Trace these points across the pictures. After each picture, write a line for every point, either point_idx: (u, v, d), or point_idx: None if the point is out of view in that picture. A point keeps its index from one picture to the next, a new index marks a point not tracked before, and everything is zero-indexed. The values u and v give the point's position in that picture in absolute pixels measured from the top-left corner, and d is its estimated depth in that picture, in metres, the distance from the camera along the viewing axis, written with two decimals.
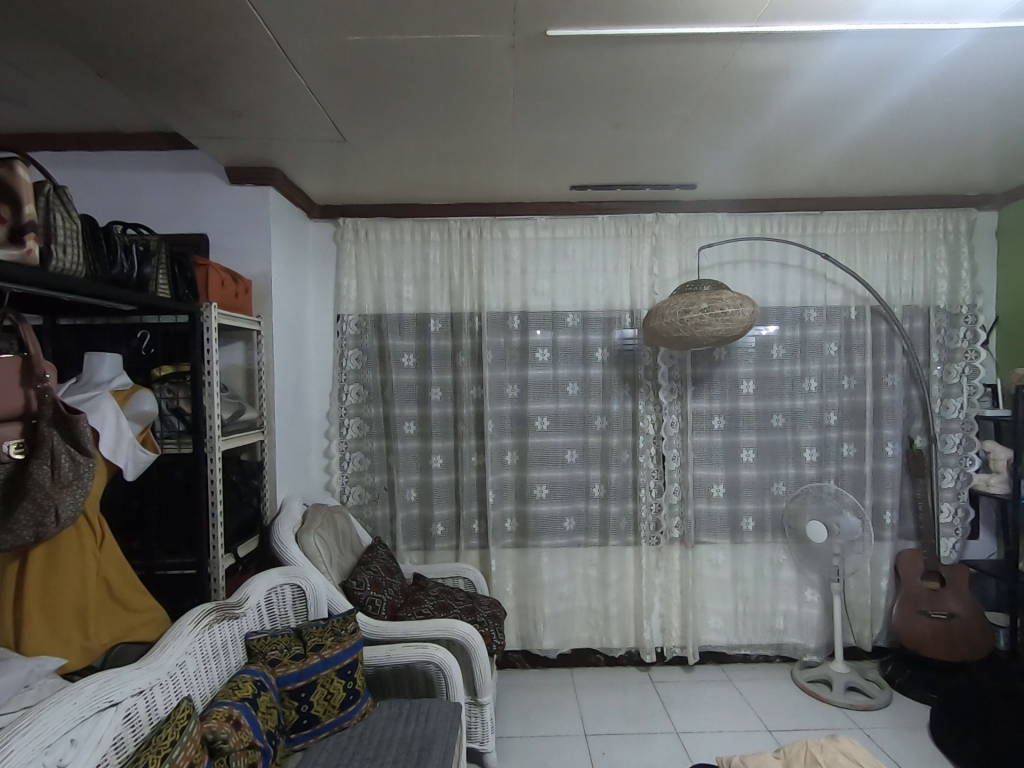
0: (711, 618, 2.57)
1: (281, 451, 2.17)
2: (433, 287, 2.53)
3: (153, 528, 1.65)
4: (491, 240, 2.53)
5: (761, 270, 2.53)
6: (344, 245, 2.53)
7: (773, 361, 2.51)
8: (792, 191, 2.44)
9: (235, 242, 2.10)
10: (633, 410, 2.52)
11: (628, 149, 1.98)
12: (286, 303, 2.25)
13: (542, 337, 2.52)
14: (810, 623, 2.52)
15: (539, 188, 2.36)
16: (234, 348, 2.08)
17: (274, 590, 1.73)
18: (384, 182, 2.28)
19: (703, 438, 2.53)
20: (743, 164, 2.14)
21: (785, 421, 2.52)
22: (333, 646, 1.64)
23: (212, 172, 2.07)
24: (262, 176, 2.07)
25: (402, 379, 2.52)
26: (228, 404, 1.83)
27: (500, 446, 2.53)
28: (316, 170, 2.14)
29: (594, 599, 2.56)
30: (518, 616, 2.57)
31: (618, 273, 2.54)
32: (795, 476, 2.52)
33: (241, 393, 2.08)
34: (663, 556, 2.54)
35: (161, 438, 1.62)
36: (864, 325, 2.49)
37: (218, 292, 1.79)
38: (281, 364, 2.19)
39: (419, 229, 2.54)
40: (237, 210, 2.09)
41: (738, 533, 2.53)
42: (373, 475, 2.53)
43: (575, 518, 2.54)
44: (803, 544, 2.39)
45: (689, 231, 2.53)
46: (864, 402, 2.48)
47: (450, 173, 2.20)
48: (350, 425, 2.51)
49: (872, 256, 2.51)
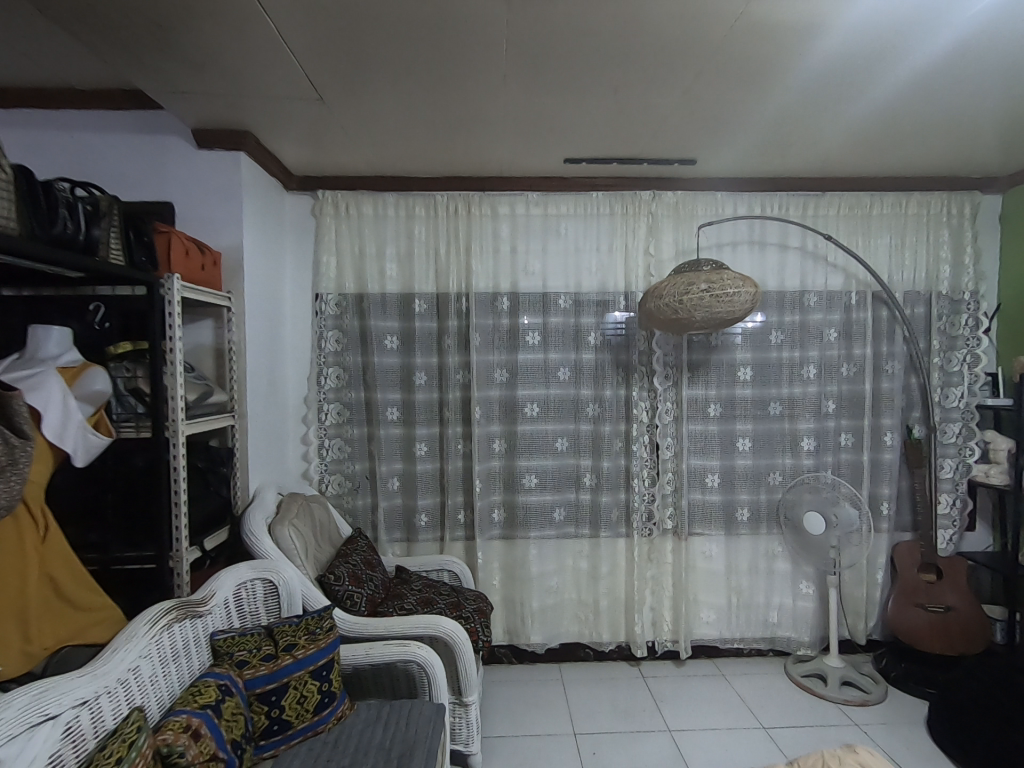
0: (703, 612, 2.48)
1: (255, 437, 2.02)
2: (417, 265, 2.39)
3: (108, 518, 1.51)
4: (479, 216, 2.39)
5: (760, 252, 2.43)
6: (322, 219, 2.37)
7: (771, 346, 2.42)
8: (795, 169, 2.33)
9: (203, 211, 1.94)
10: (626, 398, 2.42)
11: (629, 117, 1.86)
12: (260, 278, 2.10)
13: (531, 320, 2.41)
14: (804, 616, 2.45)
15: (532, 161, 2.24)
16: (203, 325, 1.93)
17: (244, 585, 1.61)
18: (367, 151, 2.14)
19: (698, 427, 2.43)
20: (749, 138, 2.04)
21: (782, 409, 2.43)
22: (307, 646, 1.52)
23: (178, 135, 1.91)
24: (232, 140, 1.91)
25: (385, 362, 2.39)
26: (194, 385, 1.69)
27: (488, 433, 2.42)
28: (293, 136, 1.99)
29: (583, 592, 2.47)
30: (505, 611, 2.47)
31: (612, 254, 2.42)
32: (791, 466, 2.44)
33: (210, 374, 1.93)
34: (656, 547, 2.45)
35: (117, 421, 1.48)
36: (865, 310, 2.41)
37: (183, 263, 1.62)
38: (254, 344, 2.04)
39: (403, 203, 2.39)
40: (205, 176, 1.93)
41: (733, 524, 2.45)
42: (354, 464, 2.40)
43: (565, 509, 2.44)
44: (799, 536, 2.33)
45: (686, 210, 2.42)
46: (863, 390, 2.41)
47: (438, 142, 2.06)
48: (328, 410, 2.38)
49: (875, 238, 2.42)
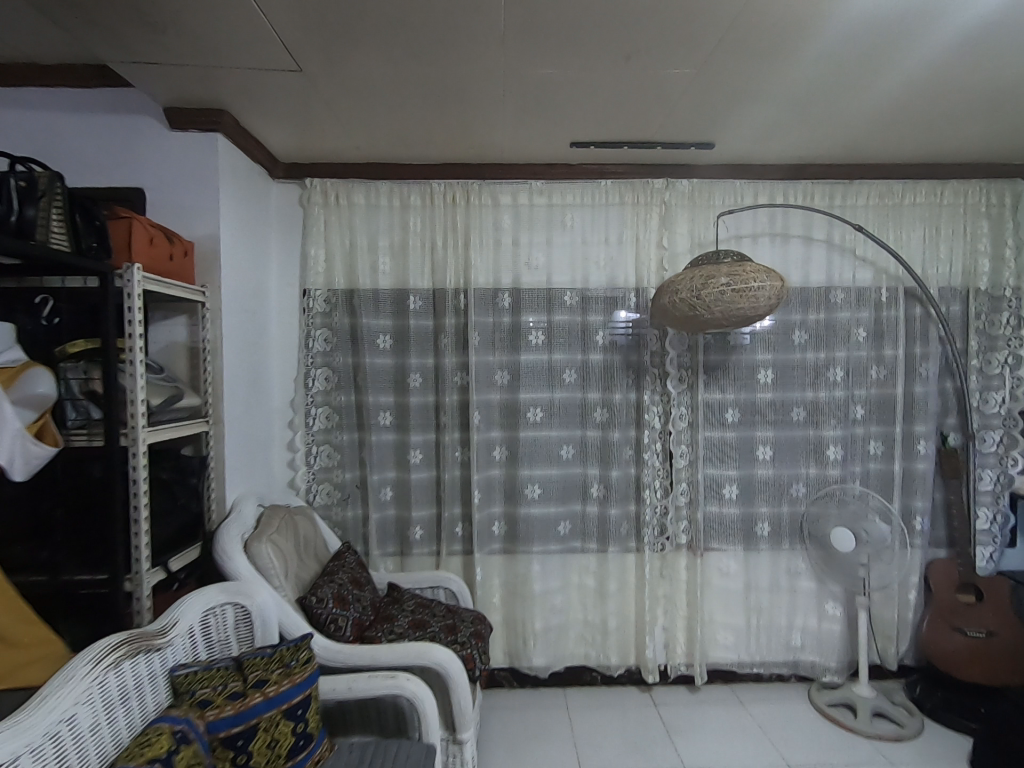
0: (720, 634, 2.30)
1: (233, 445, 1.86)
2: (412, 259, 2.22)
3: (59, 536, 1.35)
4: (479, 206, 2.22)
5: (782, 244, 2.25)
6: (311, 210, 2.21)
7: (794, 347, 2.24)
8: (822, 153, 2.15)
9: (176, 198, 1.78)
10: (637, 402, 2.25)
11: (642, 91, 1.69)
12: (241, 272, 1.94)
13: (534, 319, 2.24)
14: (830, 639, 2.26)
15: (536, 145, 2.06)
16: (176, 322, 1.77)
17: (212, 611, 1.44)
18: (357, 134, 1.97)
19: (714, 434, 2.25)
20: (774, 115, 1.86)
21: (806, 415, 2.25)
22: (280, 681, 1.35)
23: (150, 115, 1.75)
24: (207, 120, 1.75)
25: (378, 363, 2.22)
26: (160, 387, 1.52)
27: (488, 440, 2.24)
28: (276, 117, 1.83)
29: (590, 612, 2.29)
30: (505, 631, 2.30)
31: (622, 246, 2.25)
32: (816, 477, 2.26)
33: (183, 375, 1.77)
34: (668, 563, 2.27)
35: (68, 428, 1.31)
36: (897, 307, 2.22)
37: (146, 251, 1.47)
38: (233, 343, 1.88)
39: (397, 192, 2.22)
40: (178, 160, 1.77)
41: (752, 539, 2.27)
42: (344, 472, 2.24)
43: (571, 521, 2.27)
44: (826, 552, 2.15)
45: (702, 199, 2.24)
46: (893, 395, 2.22)
47: (434, 122, 1.89)
48: (317, 414, 2.21)
49: (907, 229, 2.24)
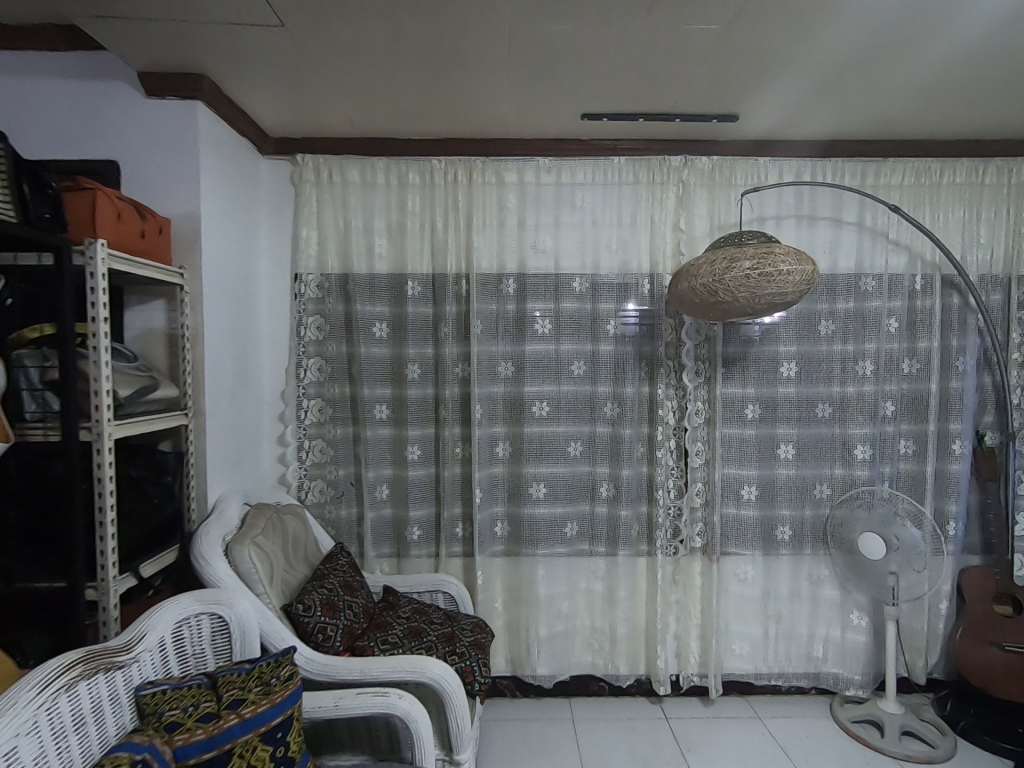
0: (736, 643, 2.16)
1: (216, 439, 1.73)
2: (411, 241, 2.07)
3: (15, 540, 1.23)
4: (482, 184, 2.07)
5: (808, 227, 2.09)
6: (303, 188, 2.07)
7: (820, 338, 2.08)
8: (855, 128, 1.98)
9: (153, 172, 1.64)
10: (650, 396, 2.10)
11: (663, 51, 1.53)
12: (225, 254, 1.80)
13: (541, 306, 2.09)
14: (855, 651, 2.11)
15: (544, 118, 1.91)
16: (154, 307, 1.64)
17: (185, 623, 1.32)
18: (350, 105, 1.83)
19: (733, 431, 2.11)
20: (807, 83, 1.70)
21: (832, 412, 2.10)
22: (257, 701, 1.23)
23: (125, 82, 1.61)
24: (186, 87, 1.61)
25: (374, 353, 2.08)
26: (130, 377, 1.39)
27: (490, 435, 2.11)
28: (262, 84, 1.69)
29: (598, 619, 2.16)
30: (508, 638, 2.17)
31: (635, 229, 2.09)
32: (842, 478, 2.11)
33: (161, 364, 1.64)
34: (682, 567, 2.13)
35: (24, 423, 1.19)
36: (933, 296, 2.06)
37: (114, 227, 1.34)
38: (217, 331, 1.75)
39: (394, 169, 2.07)
40: (155, 130, 1.63)
41: (772, 543, 2.12)
42: (337, 468, 2.11)
43: (578, 523, 2.14)
44: (852, 559, 2.00)
45: (723, 177, 2.07)
46: (928, 390, 2.06)
47: (433, 90, 1.74)
48: (308, 407, 2.08)
49: (945, 211, 2.07)
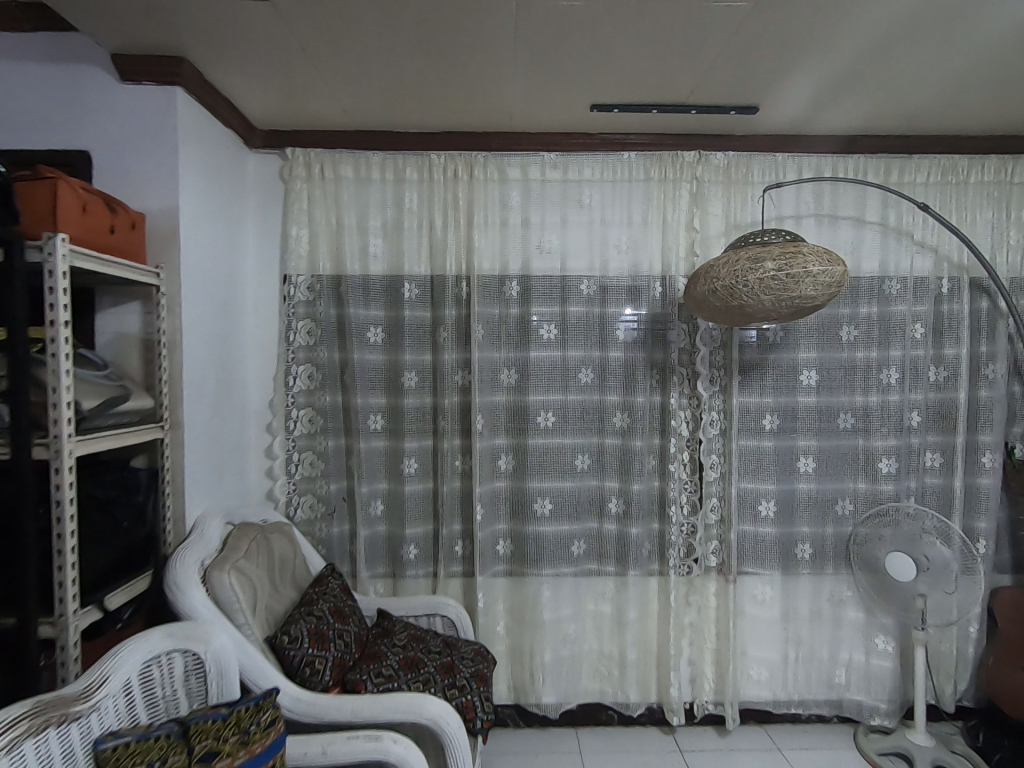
0: (753, 669, 2.03)
1: (196, 453, 1.60)
2: (408, 241, 1.95)
3: None
4: (483, 181, 1.94)
5: (830, 228, 1.97)
6: (292, 184, 1.94)
7: (842, 345, 1.96)
8: (879, 122, 1.87)
9: (128, 163, 1.51)
10: (662, 406, 1.98)
11: (682, 33, 1.41)
12: (207, 253, 1.67)
13: (546, 309, 1.96)
14: (880, 678, 1.99)
15: (550, 110, 1.79)
16: (128, 310, 1.50)
17: (155, 661, 1.19)
18: (344, 94, 1.71)
19: (750, 443, 1.98)
20: (834, 73, 1.59)
21: (855, 423, 1.98)
22: (234, 754, 1.08)
23: (99, 66, 1.49)
24: (164, 71, 1.48)
25: (367, 360, 1.95)
26: (97, 387, 1.26)
27: (492, 448, 1.98)
28: (247, 70, 1.56)
29: (606, 643, 2.03)
30: (510, 663, 2.03)
31: (646, 229, 1.97)
32: (865, 493, 1.99)
33: (136, 372, 1.50)
34: (696, 588, 2.00)
35: None
36: (960, 300, 1.94)
37: (78, 220, 1.20)
38: (198, 336, 1.62)
39: (390, 165, 1.95)
40: (130, 118, 1.50)
41: (791, 562, 2.00)
42: (328, 483, 1.97)
43: (585, 541, 2.01)
44: (878, 580, 1.88)
45: (740, 175, 1.96)
46: (956, 400, 1.95)
47: (433, 78, 1.62)
48: (298, 417, 1.95)
49: (972, 211, 1.96)
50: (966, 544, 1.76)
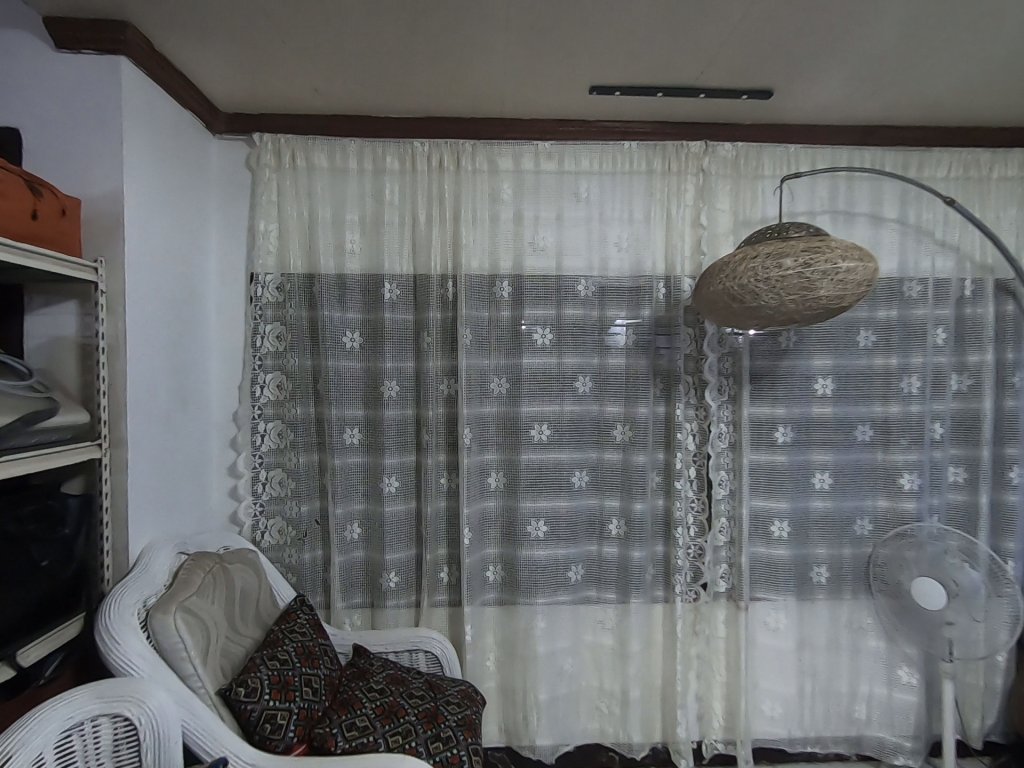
0: (767, 703, 1.86)
1: (143, 474, 1.40)
2: (388, 236, 1.77)
3: None
4: (472, 172, 1.78)
5: (845, 226, 1.83)
6: (260, 173, 1.76)
7: (860, 352, 1.82)
8: (898, 112, 1.74)
9: (64, 143, 1.32)
10: (667, 418, 1.81)
11: (693, 9, 1.26)
12: (159, 247, 1.48)
13: (541, 313, 1.80)
14: (902, 712, 1.83)
15: (544, 93, 1.63)
16: (63, 310, 1.31)
17: (76, 730, 0.99)
18: (316, 72, 1.53)
19: (762, 458, 1.83)
20: (854, 59, 1.45)
21: (873, 435, 1.83)
22: None
23: (31, 32, 1.31)
24: (105, 39, 1.30)
25: (344, 367, 1.76)
26: (16, 400, 1.05)
27: (481, 463, 1.81)
28: (204, 41, 1.38)
29: (606, 677, 1.85)
30: (501, 701, 1.85)
31: (649, 225, 1.81)
32: (885, 511, 1.84)
33: (71, 382, 1.31)
34: (704, 617, 1.83)
35: None
36: (984, 304, 1.81)
37: None
38: (147, 341, 1.42)
39: (369, 153, 1.77)
40: (66, 92, 1.32)
41: (806, 587, 1.84)
42: (299, 504, 1.77)
43: (584, 565, 1.84)
44: (902, 608, 1.72)
45: (749, 167, 1.81)
46: (980, 410, 1.81)
47: (415, 55, 1.45)
48: (265, 431, 1.76)
49: (995, 209, 1.83)
50: (994, 563, 1.60)
